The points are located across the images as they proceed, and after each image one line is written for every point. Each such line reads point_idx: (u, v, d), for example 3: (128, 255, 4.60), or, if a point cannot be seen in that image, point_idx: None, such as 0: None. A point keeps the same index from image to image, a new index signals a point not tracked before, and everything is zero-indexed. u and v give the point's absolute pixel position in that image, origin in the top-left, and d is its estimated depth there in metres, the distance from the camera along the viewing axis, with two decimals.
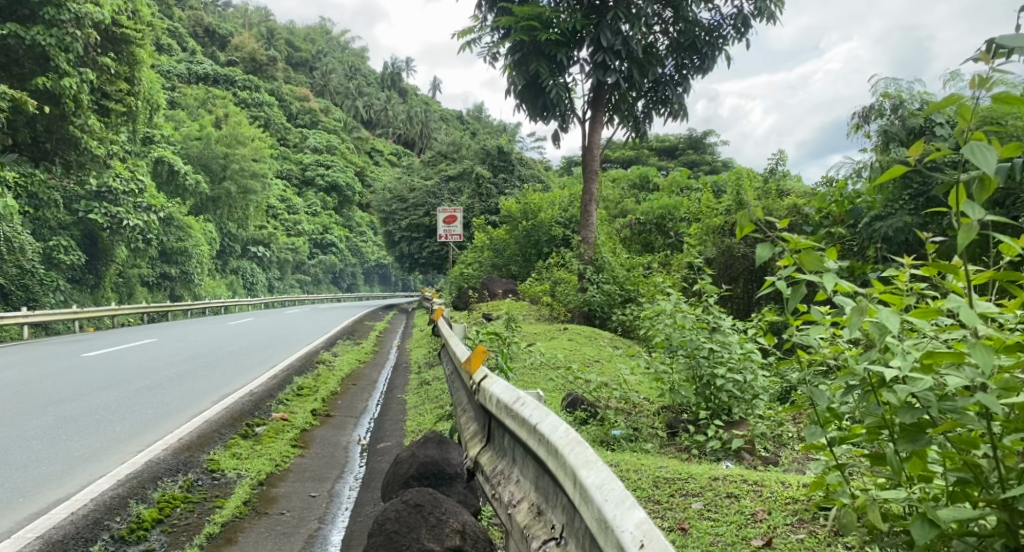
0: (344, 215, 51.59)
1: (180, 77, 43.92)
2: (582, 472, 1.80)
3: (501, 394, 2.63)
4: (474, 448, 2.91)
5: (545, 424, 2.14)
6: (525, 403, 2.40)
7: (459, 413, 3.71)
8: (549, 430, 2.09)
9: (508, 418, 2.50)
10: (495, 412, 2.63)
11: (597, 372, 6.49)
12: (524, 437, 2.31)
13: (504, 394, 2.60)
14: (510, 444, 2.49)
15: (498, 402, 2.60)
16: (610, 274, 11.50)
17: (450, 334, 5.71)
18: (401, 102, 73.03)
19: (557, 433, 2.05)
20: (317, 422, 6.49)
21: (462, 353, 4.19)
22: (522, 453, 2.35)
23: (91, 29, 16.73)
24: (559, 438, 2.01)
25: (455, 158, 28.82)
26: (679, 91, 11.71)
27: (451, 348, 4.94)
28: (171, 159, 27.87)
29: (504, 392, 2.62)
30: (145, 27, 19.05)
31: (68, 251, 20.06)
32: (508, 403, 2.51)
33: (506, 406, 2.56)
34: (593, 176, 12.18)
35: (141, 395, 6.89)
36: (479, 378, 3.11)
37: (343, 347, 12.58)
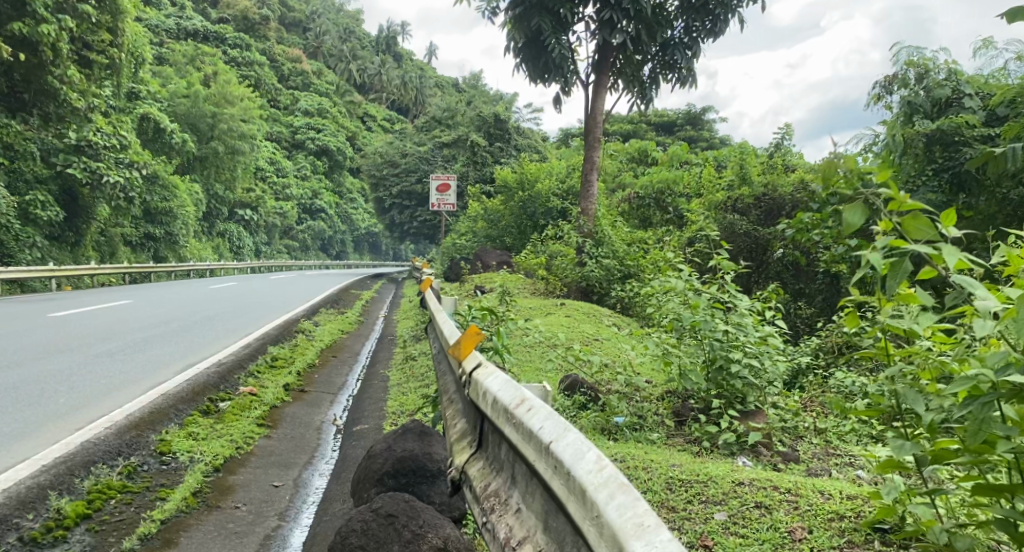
0: (335, 181, 50.63)
1: (169, 33, 42.62)
2: (632, 539, 1.26)
3: (500, 390, 2.07)
4: (461, 454, 2.37)
5: (562, 444, 1.61)
6: (532, 407, 1.85)
7: (444, 400, 3.17)
8: (569, 453, 1.56)
9: (507, 424, 1.95)
10: (491, 414, 2.07)
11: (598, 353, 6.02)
12: (530, 458, 1.76)
13: (503, 392, 2.04)
14: (508, 459, 1.94)
15: (496, 401, 2.05)
16: (610, 248, 10.96)
17: (438, 308, 5.14)
18: (396, 67, 71.59)
19: (584, 465, 1.51)
20: (289, 398, 5.95)
21: (451, 331, 3.68)
22: (526, 478, 1.80)
23: None
24: (587, 474, 1.47)
25: (449, 125, 28.02)
26: (688, 55, 10.94)
27: (438, 324, 4.39)
28: (157, 116, 26.94)
29: (503, 388, 2.07)
30: None
31: (46, 206, 19.14)
32: (508, 408, 1.95)
33: (504, 407, 2.00)
34: (595, 144, 11.55)
35: (98, 363, 6.32)
36: (472, 364, 2.55)
37: (327, 315, 12.03)
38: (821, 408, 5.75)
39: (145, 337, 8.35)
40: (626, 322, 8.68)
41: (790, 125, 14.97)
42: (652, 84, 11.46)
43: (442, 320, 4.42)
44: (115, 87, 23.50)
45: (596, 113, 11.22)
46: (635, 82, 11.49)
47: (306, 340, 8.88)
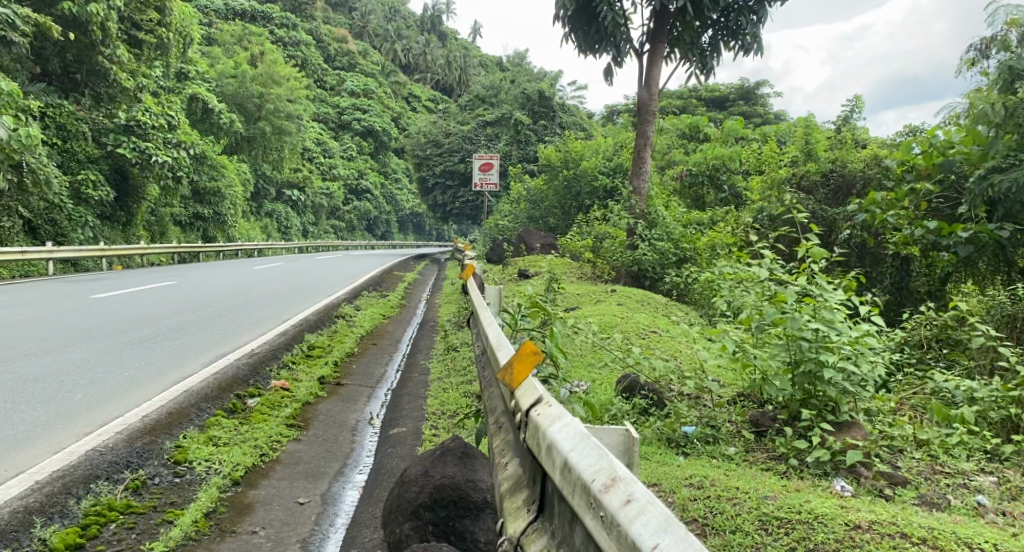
0: (380, 161, 50.55)
1: (218, 13, 42.86)
2: None
3: (578, 460, 1.64)
4: (520, 520, 1.90)
5: None
6: (634, 504, 1.40)
7: (491, 420, 2.65)
8: None
9: (594, 517, 1.50)
10: (576, 498, 1.58)
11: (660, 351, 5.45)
12: None
13: (585, 466, 1.60)
14: None
15: (584, 486, 1.56)
16: (663, 229, 10.18)
17: (482, 302, 4.57)
18: (439, 46, 71.05)
19: None
20: (324, 393, 5.52)
21: (497, 337, 3.20)
22: None
23: None
24: None
25: (493, 103, 27.37)
26: (753, 19, 10.03)
27: (484, 322, 3.84)
28: (205, 96, 26.99)
29: (585, 457, 1.63)
30: None
31: (96, 186, 19.01)
32: (605, 506, 1.46)
33: (584, 486, 1.56)
34: (649, 118, 10.55)
35: (124, 352, 5.99)
36: (529, 400, 2.11)
37: (367, 298, 11.63)
38: (913, 413, 5.08)
39: (180, 322, 8.04)
40: (684, 313, 8.02)
41: (859, 97, 13.90)
42: (713, 52, 10.63)
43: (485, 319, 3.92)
44: (164, 66, 23.53)
45: (652, 84, 10.45)
46: (694, 51, 10.69)
47: (346, 326, 8.48)
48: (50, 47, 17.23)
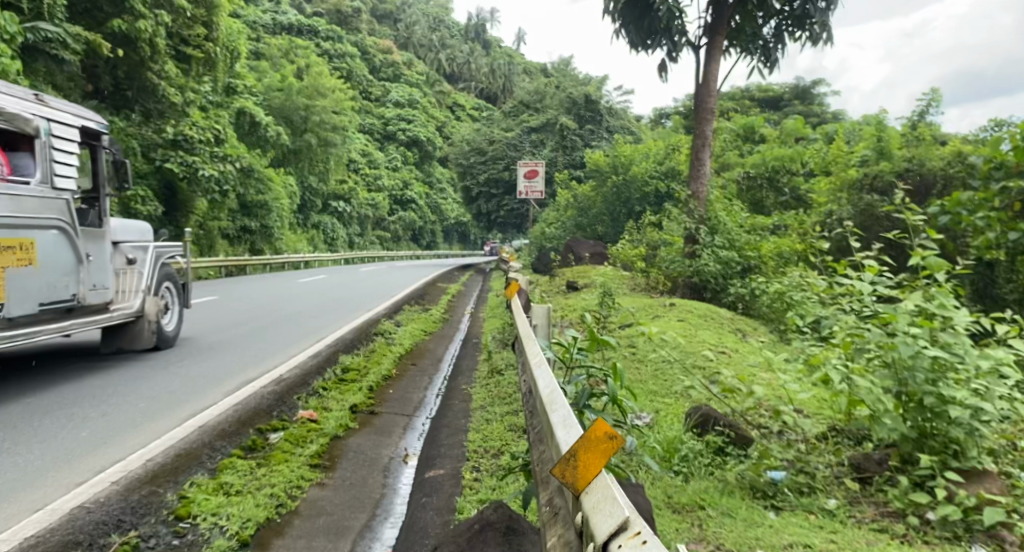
0: (425, 171, 50.64)
1: (266, 29, 43.56)
2: None
3: None
4: None
5: None
6: None
7: (543, 508, 2.04)
8: None
9: None
10: None
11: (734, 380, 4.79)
12: None
13: None
14: None
15: None
16: (725, 236, 9.54)
17: (529, 332, 3.99)
18: (483, 56, 71.24)
19: None
20: (355, 425, 5.01)
21: (548, 385, 2.61)
22: None
23: None
24: None
25: (538, 109, 26.78)
26: (823, 6, 9.19)
27: (533, 360, 3.24)
28: (253, 110, 27.21)
29: None
30: None
31: (146, 202, 19.06)
32: None
33: None
34: (707, 116, 9.78)
35: (147, 378, 5.61)
36: (607, 525, 1.50)
37: (409, 313, 11.14)
38: None
39: (212, 342, 7.66)
40: (751, 330, 7.27)
41: (935, 91, 12.87)
42: (777, 44, 9.85)
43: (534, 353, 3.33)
44: (213, 83, 23.75)
45: (711, 78, 9.66)
46: (755, 44, 9.94)
47: (384, 344, 7.98)
48: (103, 66, 17.46)
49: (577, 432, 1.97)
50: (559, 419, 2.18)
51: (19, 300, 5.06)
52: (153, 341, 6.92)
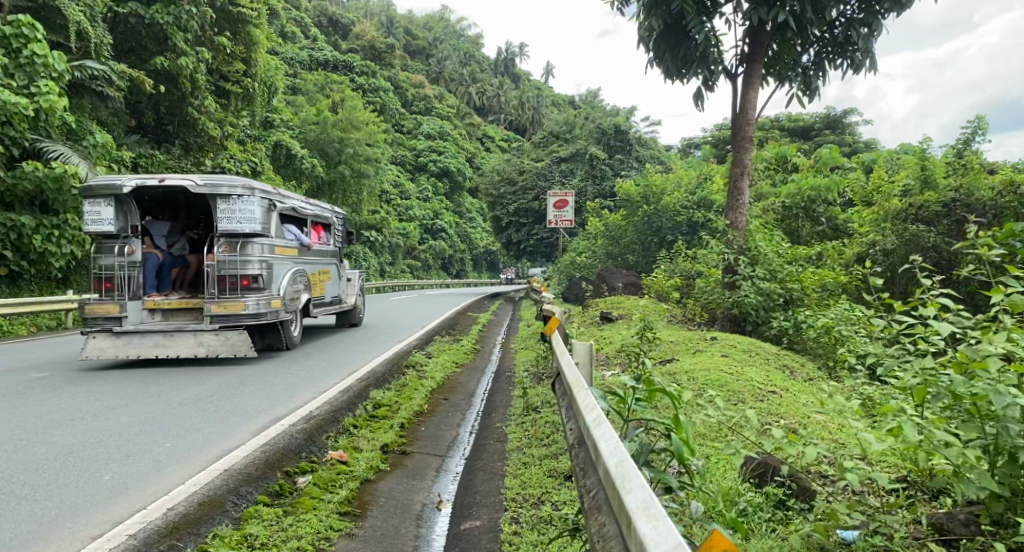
0: (455, 202, 50.97)
1: (303, 64, 44.65)
2: None
3: None
4: None
5: None
6: None
7: None
8: None
9: None
10: None
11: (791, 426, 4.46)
12: None
13: None
14: None
15: None
16: (766, 268, 9.10)
17: (575, 376, 3.75)
18: (513, 88, 72.09)
19: None
20: (387, 465, 4.79)
21: (616, 455, 2.51)
22: None
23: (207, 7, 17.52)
24: None
25: (568, 139, 26.70)
26: (865, 33, 8.87)
27: (589, 415, 3.05)
28: (289, 143, 27.67)
29: None
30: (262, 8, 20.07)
31: None
32: None
33: None
34: (746, 145, 9.49)
35: (175, 415, 5.47)
36: None
37: (440, 344, 10.92)
38: None
39: (242, 377, 7.51)
40: (798, 367, 6.90)
41: (982, 118, 12.45)
42: (818, 72, 9.54)
43: (592, 409, 3.10)
44: (250, 117, 24.23)
45: (748, 106, 9.37)
46: (795, 71, 9.65)
47: (415, 378, 7.76)
48: (146, 101, 17.89)
49: (668, 526, 1.92)
50: (639, 501, 2.13)
51: (332, 289, 11.52)
52: (355, 321, 13.05)
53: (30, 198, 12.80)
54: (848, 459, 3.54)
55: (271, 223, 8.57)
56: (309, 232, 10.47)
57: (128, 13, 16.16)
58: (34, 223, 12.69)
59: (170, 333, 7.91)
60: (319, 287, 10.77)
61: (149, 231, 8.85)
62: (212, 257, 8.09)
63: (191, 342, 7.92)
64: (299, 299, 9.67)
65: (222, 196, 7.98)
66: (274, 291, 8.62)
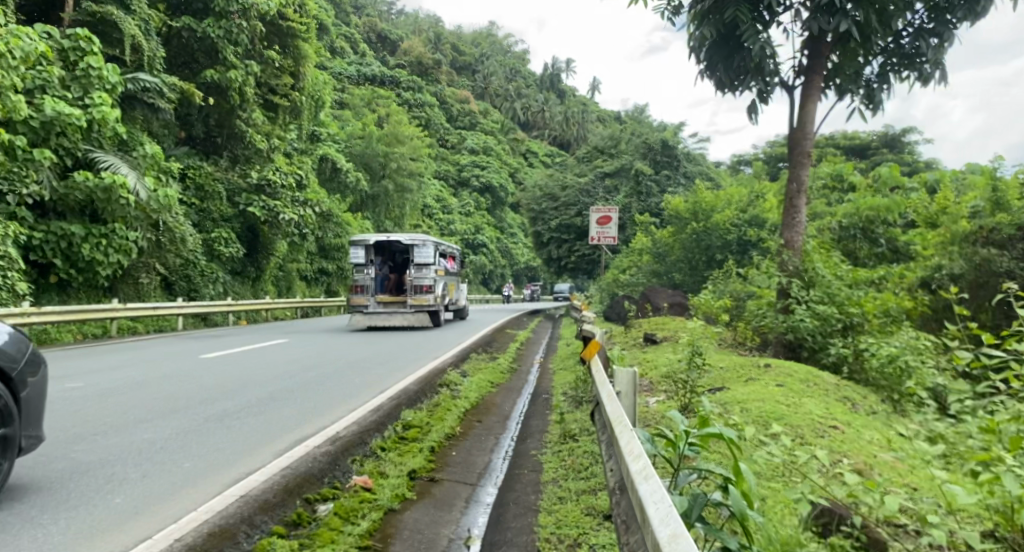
0: (497, 217, 50.98)
1: (352, 79, 45.31)
2: None
3: None
4: None
5: None
6: None
7: None
8: None
9: None
10: None
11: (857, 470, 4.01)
12: None
13: None
14: None
15: None
16: (821, 290, 8.60)
17: (618, 412, 3.35)
18: (558, 104, 72.11)
19: None
20: (414, 493, 4.49)
21: (668, 519, 2.14)
22: None
23: (258, 21, 17.80)
24: None
25: (612, 154, 26.29)
26: (934, 43, 8.35)
27: (636, 461, 2.67)
28: (335, 157, 27.94)
29: None
30: (309, 22, 20.34)
31: (229, 243, 19.45)
32: None
33: None
34: (804, 160, 8.97)
35: (200, 432, 5.28)
36: None
37: (476, 361, 10.61)
38: None
39: (272, 391, 7.33)
40: (860, 399, 6.39)
41: None
42: (882, 84, 9.02)
43: (637, 454, 2.75)
44: (298, 130, 24.55)
45: (807, 121, 8.90)
46: (859, 83, 9.15)
47: (449, 397, 7.45)
48: (196, 114, 18.21)
49: None
50: None
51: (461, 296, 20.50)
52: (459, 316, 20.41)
53: (82, 207, 12.99)
54: (933, 514, 3.08)
55: (428, 254, 16.15)
56: (451, 255, 19.18)
57: (182, 27, 16.50)
58: (83, 231, 12.85)
59: (389, 314, 15.74)
60: (454, 290, 19.21)
61: (376, 261, 17.31)
62: (411, 275, 16.11)
63: (403, 317, 16.07)
64: (441, 298, 17.26)
65: (415, 244, 16.07)
66: (437, 293, 16.57)
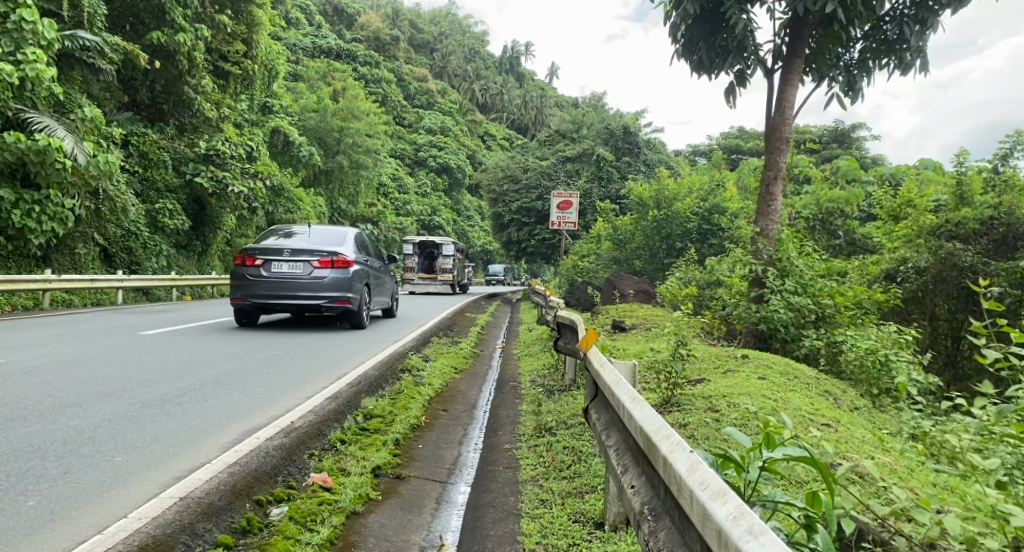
0: (453, 198, 50.35)
1: (306, 51, 43.83)
2: None
3: None
4: None
5: None
6: None
7: None
8: None
9: None
10: None
11: (862, 477, 3.72)
12: None
13: None
14: None
15: None
16: (796, 280, 8.39)
17: (643, 410, 2.45)
18: (517, 87, 71.58)
19: None
20: (379, 495, 4.02)
21: None
22: None
23: None
24: None
25: (574, 139, 25.93)
26: (917, 30, 8.16)
27: (708, 487, 1.74)
28: (288, 130, 26.84)
29: None
30: None
31: (174, 215, 18.46)
32: None
33: None
34: (782, 146, 8.72)
35: (136, 420, 4.74)
36: None
37: (438, 346, 10.16)
38: None
39: (218, 375, 6.71)
40: (841, 394, 6.18)
41: (1020, 133, 11.77)
42: (862, 72, 8.82)
43: (682, 449, 1.98)
44: (248, 100, 23.48)
45: (786, 105, 8.64)
46: (837, 69, 8.94)
47: (412, 385, 6.96)
48: (140, 78, 17.15)
49: None
50: None
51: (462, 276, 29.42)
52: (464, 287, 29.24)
53: (10, 170, 12.00)
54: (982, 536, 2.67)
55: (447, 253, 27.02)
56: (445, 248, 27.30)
57: None
58: (13, 196, 11.89)
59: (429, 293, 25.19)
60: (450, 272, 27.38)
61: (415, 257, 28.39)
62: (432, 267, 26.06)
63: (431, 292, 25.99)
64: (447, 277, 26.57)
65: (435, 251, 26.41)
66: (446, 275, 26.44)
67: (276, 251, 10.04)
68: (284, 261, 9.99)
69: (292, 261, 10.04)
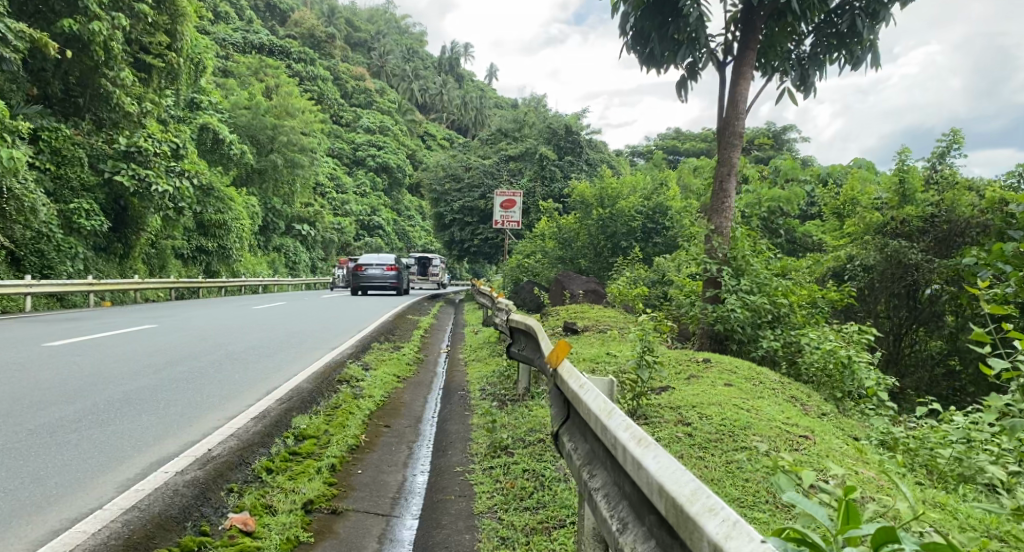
0: (393, 198, 49.42)
1: (236, 46, 41.99)
2: None
3: None
4: None
5: None
6: None
7: None
8: None
9: None
10: None
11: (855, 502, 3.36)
12: None
13: None
14: None
15: None
16: (751, 279, 8.13)
17: (654, 458, 1.83)
18: (456, 87, 71.00)
19: None
20: (311, 538, 3.41)
21: None
22: None
23: None
24: None
25: (516, 138, 25.56)
26: (869, 23, 8.00)
27: None
28: (217, 126, 25.43)
29: None
30: None
31: (91, 216, 17.13)
32: None
33: None
34: (735, 142, 8.45)
35: (19, 452, 4.00)
36: None
37: (379, 352, 9.52)
38: None
39: (127, 392, 5.93)
40: (807, 399, 5.90)
41: (956, 132, 11.92)
42: (814, 65, 8.68)
43: (745, 539, 1.38)
44: (174, 94, 22.12)
45: (739, 99, 8.37)
46: (789, 62, 8.77)
47: (351, 398, 6.35)
48: (52, 69, 15.78)
49: None
50: None
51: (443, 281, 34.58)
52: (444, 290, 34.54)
53: None
54: None
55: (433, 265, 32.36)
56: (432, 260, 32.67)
57: None
58: None
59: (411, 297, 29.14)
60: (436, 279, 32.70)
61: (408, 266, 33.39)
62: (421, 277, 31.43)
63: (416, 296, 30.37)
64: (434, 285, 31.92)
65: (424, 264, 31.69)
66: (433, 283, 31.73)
67: (369, 263, 21.02)
68: (374, 265, 21.02)
69: (376, 267, 21.00)
